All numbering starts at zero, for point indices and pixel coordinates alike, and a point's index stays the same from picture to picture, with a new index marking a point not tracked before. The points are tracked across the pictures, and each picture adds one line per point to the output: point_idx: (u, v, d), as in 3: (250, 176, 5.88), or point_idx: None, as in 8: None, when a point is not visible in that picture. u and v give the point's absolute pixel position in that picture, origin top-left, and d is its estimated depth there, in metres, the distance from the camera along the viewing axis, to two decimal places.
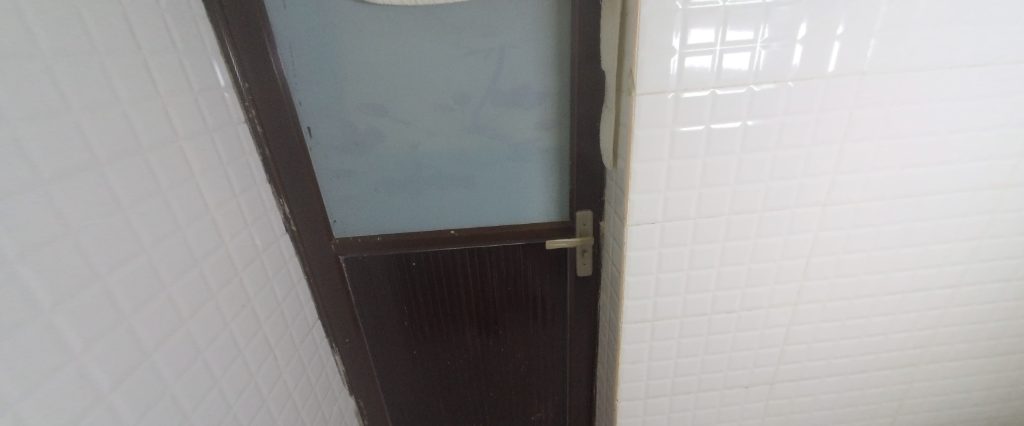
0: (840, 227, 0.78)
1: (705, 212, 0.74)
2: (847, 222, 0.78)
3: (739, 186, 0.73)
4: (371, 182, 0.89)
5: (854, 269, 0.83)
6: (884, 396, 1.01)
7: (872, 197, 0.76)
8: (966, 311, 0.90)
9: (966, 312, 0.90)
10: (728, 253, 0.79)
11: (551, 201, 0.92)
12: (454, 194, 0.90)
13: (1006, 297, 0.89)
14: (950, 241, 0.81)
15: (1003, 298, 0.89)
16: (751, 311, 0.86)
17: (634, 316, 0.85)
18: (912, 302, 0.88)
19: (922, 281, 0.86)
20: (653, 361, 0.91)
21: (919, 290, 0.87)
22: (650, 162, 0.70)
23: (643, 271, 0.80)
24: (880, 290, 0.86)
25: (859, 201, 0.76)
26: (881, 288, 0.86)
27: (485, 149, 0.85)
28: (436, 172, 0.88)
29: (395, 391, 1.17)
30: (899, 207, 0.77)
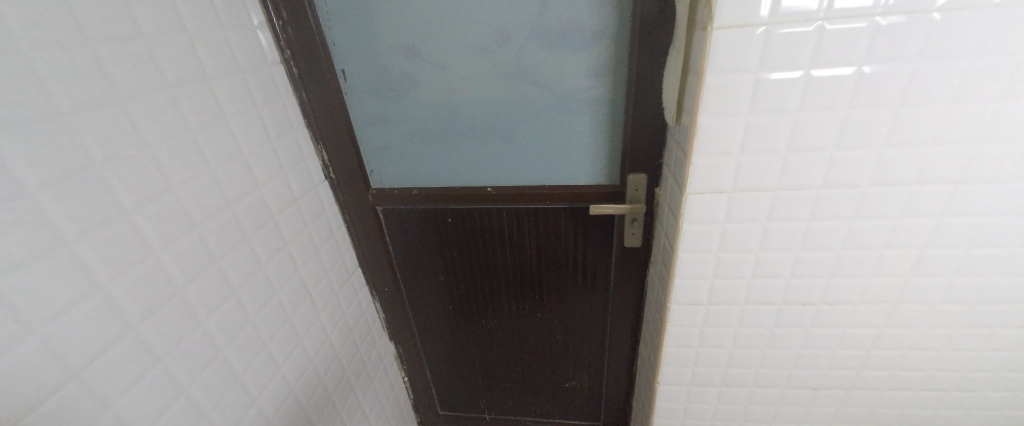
0: (974, 214, 0.60)
1: (787, 184, 0.61)
2: (985, 209, 0.60)
3: (838, 154, 0.58)
4: (406, 131, 0.84)
5: (984, 268, 0.65)
6: (994, 421, 0.83)
7: None
8: None
9: None
10: (811, 237, 0.65)
11: (599, 161, 0.81)
12: (492, 149, 0.83)
13: None
14: None
15: None
16: (833, 306, 0.72)
17: (685, 297, 0.75)
18: None
19: None
20: (703, 348, 0.81)
21: None
22: (721, 118, 0.57)
23: (700, 249, 0.68)
24: (1016, 298, 0.67)
25: (1008, 181, 0.57)
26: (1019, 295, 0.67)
27: (527, 99, 0.76)
28: (473, 123, 0.81)
29: (432, 343, 1.18)
30: None
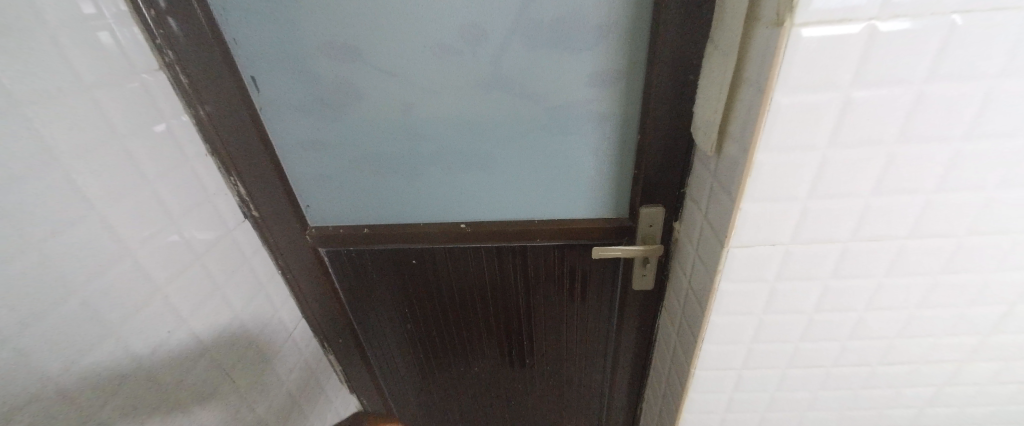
0: None
1: (863, 236, 0.46)
2: None
3: (936, 198, 0.43)
4: (350, 157, 0.64)
5: None
6: None
7: None
8: None
9: None
10: (882, 295, 0.51)
11: (603, 192, 0.63)
12: (466, 177, 0.64)
13: None
14: None
15: None
16: (892, 368, 0.59)
17: (714, 363, 0.61)
18: None
19: None
20: (730, 414, 0.68)
21: None
22: (790, 153, 0.41)
23: (738, 310, 0.54)
24: None
25: None
26: None
27: (508, 116, 0.57)
28: (438, 146, 0.61)
29: (403, 393, 1.00)
30: None
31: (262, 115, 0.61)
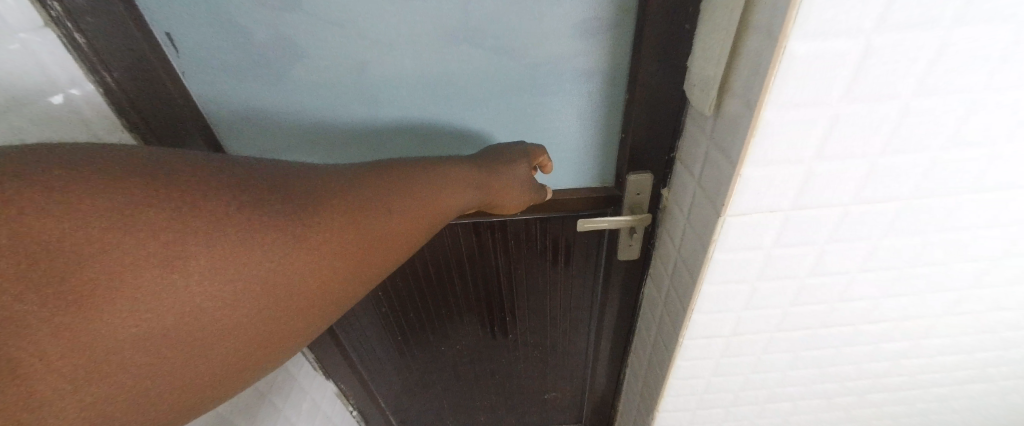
0: None
1: (863, 199, 0.44)
2: None
3: (941, 156, 0.40)
4: (298, 131, 0.54)
5: None
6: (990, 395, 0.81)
7: None
8: None
9: None
10: (873, 256, 0.50)
11: (588, 160, 0.58)
12: (438, 144, 0.56)
13: None
14: None
15: None
16: (873, 324, 0.61)
17: (702, 332, 0.60)
18: None
19: None
20: (716, 376, 0.69)
21: None
22: (798, 110, 0.37)
23: (731, 279, 0.52)
24: None
25: None
26: None
27: (487, 75, 0.49)
28: (405, 112, 0.52)
29: (384, 373, 0.97)
30: None
31: (182, 84, 0.48)
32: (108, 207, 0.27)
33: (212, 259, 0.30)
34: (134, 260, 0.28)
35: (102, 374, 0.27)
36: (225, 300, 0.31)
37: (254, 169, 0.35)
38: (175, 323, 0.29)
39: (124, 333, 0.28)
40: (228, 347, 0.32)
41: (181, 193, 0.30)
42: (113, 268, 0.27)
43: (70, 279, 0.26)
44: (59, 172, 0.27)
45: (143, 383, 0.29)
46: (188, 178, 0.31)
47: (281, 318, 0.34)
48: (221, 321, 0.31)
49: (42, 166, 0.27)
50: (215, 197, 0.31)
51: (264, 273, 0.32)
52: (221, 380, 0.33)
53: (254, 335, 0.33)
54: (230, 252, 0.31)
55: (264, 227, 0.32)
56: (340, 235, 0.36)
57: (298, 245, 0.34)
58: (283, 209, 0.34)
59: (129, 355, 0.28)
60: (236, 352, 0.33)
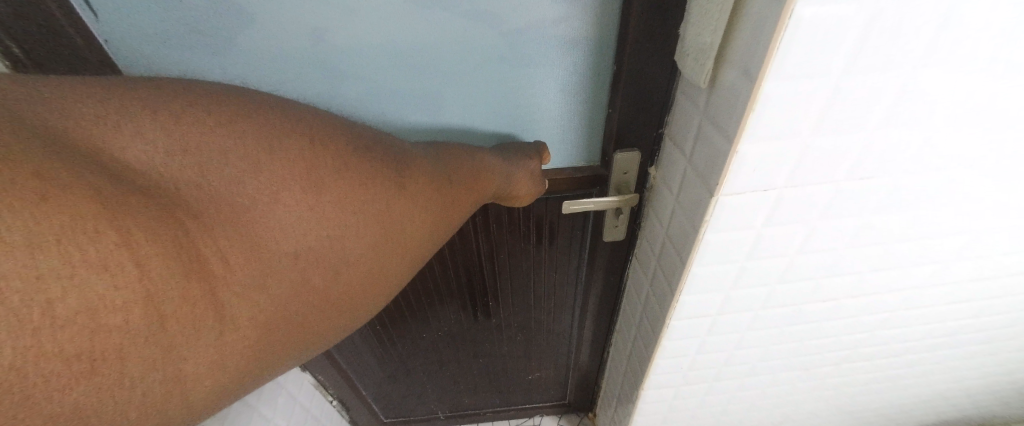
0: None
1: (858, 175, 0.42)
2: None
3: (940, 130, 0.39)
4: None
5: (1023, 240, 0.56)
6: (952, 356, 0.85)
7: None
8: None
9: None
10: (863, 232, 0.49)
11: (572, 137, 0.55)
12: (409, 124, 0.52)
13: None
14: None
15: None
16: (855, 299, 0.62)
17: (689, 313, 0.59)
18: None
19: None
20: (700, 354, 0.70)
21: None
22: (800, 82, 0.34)
23: (721, 260, 0.51)
24: None
25: None
26: None
27: (461, 45, 0.44)
28: (371, 88, 0.47)
29: (364, 362, 0.94)
30: None
31: (101, 50, 0.41)
32: (260, 138, 0.32)
33: (308, 216, 0.33)
34: (289, 186, 0.32)
35: (265, 287, 0.31)
36: (350, 231, 0.35)
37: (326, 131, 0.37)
38: (316, 245, 0.33)
39: (282, 249, 0.32)
40: (350, 276, 0.36)
41: (299, 139, 0.34)
42: (272, 189, 0.31)
43: (233, 196, 0.30)
44: (218, 110, 0.32)
45: (286, 302, 0.33)
46: (302, 126, 0.35)
47: (384, 255, 0.38)
48: (346, 251, 0.35)
49: (197, 105, 0.31)
50: (336, 144, 0.36)
51: (378, 210, 0.37)
52: (321, 313, 0.36)
53: (365, 270, 0.37)
54: (353, 190, 0.35)
55: (371, 176, 0.37)
56: (425, 188, 0.41)
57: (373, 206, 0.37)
58: (383, 162, 0.39)
59: (284, 271, 0.32)
60: (354, 283, 0.37)
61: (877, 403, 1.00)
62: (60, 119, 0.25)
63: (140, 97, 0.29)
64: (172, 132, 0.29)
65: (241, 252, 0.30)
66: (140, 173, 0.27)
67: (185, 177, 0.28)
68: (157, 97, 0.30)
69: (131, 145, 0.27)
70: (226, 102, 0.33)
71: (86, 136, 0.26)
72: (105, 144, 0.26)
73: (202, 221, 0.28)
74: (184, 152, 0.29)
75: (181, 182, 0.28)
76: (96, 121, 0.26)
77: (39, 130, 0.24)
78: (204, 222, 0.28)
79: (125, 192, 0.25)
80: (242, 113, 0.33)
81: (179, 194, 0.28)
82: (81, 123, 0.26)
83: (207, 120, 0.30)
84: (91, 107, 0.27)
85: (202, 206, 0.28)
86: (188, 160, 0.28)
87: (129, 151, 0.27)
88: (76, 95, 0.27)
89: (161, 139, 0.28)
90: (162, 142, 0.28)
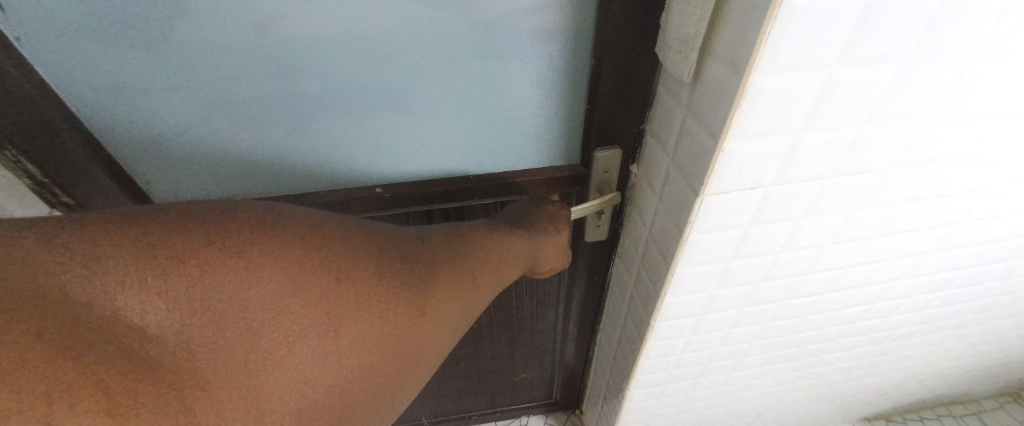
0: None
1: (846, 170, 0.41)
2: None
3: (929, 121, 0.38)
4: (198, 106, 0.43)
5: (996, 229, 0.56)
6: (925, 342, 0.87)
7: None
8: None
9: None
10: (848, 228, 0.49)
11: (551, 134, 0.52)
12: (379, 123, 0.48)
13: None
14: None
15: None
16: (836, 294, 0.61)
17: (674, 313, 0.58)
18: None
19: None
20: (686, 352, 0.69)
21: None
22: (792, 74, 0.32)
23: (707, 260, 0.49)
24: (1002, 249, 0.62)
25: None
26: (1008, 245, 0.61)
27: (431, 38, 0.41)
28: (335, 86, 0.43)
29: None
30: None
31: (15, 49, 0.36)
32: (285, 273, 0.26)
33: (320, 375, 0.27)
34: (308, 333, 0.26)
35: None
36: (370, 370, 0.30)
37: (338, 252, 0.30)
38: (333, 395, 0.28)
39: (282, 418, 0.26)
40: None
41: (316, 275, 0.27)
42: (290, 339, 0.26)
43: (235, 362, 0.24)
44: (248, 241, 0.26)
45: None
46: (318, 248, 0.29)
47: (400, 383, 0.33)
48: (352, 405, 0.29)
49: (193, 225, 0.24)
50: (366, 264, 0.31)
51: (401, 339, 0.32)
52: None
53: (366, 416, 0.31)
54: (380, 321, 0.30)
55: (389, 308, 0.31)
56: (447, 303, 0.36)
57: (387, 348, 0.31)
58: (409, 271, 0.34)
59: None
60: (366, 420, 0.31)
61: (854, 388, 1.02)
62: (77, 283, 0.21)
63: (181, 234, 0.24)
64: (172, 273, 0.22)
65: None
66: (155, 342, 0.22)
67: (201, 341, 0.23)
68: (196, 231, 0.24)
69: (150, 307, 0.22)
70: (256, 225, 0.27)
71: (101, 305, 0.21)
72: (123, 311, 0.21)
73: (208, 391, 0.23)
74: (203, 308, 0.23)
75: (194, 346, 0.23)
76: (120, 282, 0.21)
77: (30, 282, 0.20)
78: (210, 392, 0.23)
79: (107, 360, 0.20)
80: (243, 240, 0.25)
81: (191, 363, 0.23)
82: (79, 254, 0.21)
83: (234, 262, 0.24)
84: (122, 258, 0.22)
85: (212, 373, 0.23)
86: (204, 317, 0.23)
87: (145, 315, 0.22)
88: (107, 239, 0.22)
89: (158, 276, 0.22)
90: (185, 301, 0.23)
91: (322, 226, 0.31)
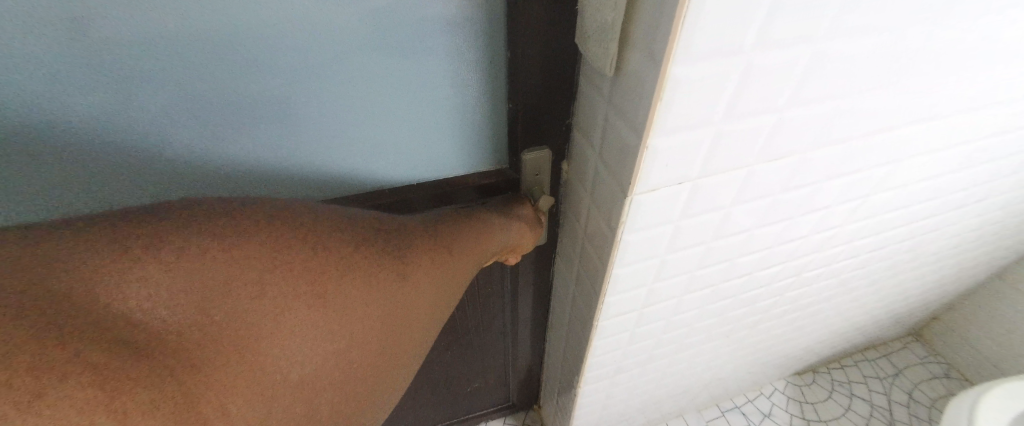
0: (923, 149, 0.51)
1: (769, 157, 0.41)
2: (936, 140, 0.50)
3: (841, 103, 0.38)
4: (9, 138, 0.33)
5: (897, 199, 0.61)
6: (843, 302, 0.95)
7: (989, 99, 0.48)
8: (960, 215, 0.78)
9: (960, 215, 0.78)
10: (773, 212, 0.49)
11: (473, 134, 0.48)
12: (282, 134, 0.41)
13: (1003, 194, 0.77)
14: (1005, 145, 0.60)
15: (1000, 196, 0.77)
16: (765, 272, 0.64)
17: (616, 311, 0.56)
18: (923, 218, 0.72)
19: (948, 196, 0.67)
20: (632, 343, 0.68)
21: (941, 203, 0.69)
22: (712, 65, 0.30)
23: (644, 256, 0.47)
24: (904, 214, 0.67)
25: (971, 106, 0.47)
26: (908, 211, 0.66)
27: (322, 32, 0.35)
28: (213, 96, 0.36)
29: None
30: (992, 116, 0.51)
31: None
32: (274, 250, 0.28)
33: (323, 336, 0.30)
34: (296, 302, 0.28)
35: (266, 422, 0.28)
36: (356, 344, 0.31)
37: (328, 231, 0.32)
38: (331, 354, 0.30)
39: (293, 374, 0.28)
40: (357, 391, 0.33)
41: (308, 246, 0.30)
42: (283, 302, 0.28)
43: (246, 318, 0.26)
44: (227, 227, 0.27)
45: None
46: (306, 227, 0.31)
47: (390, 360, 0.35)
48: (354, 366, 0.32)
49: (189, 221, 0.27)
50: (343, 242, 0.32)
51: (383, 309, 0.33)
52: None
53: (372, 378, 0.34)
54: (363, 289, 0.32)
55: (380, 275, 0.33)
56: (437, 273, 0.38)
57: (382, 312, 0.33)
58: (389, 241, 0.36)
59: (288, 404, 0.28)
60: (361, 397, 0.34)
61: (786, 350, 1.10)
62: (58, 279, 0.22)
63: (157, 230, 0.26)
64: (164, 257, 0.25)
65: (244, 395, 0.26)
66: (140, 324, 0.23)
67: (187, 319, 0.24)
68: (173, 226, 0.26)
69: (129, 292, 0.23)
70: (230, 219, 0.28)
71: (85, 294, 0.22)
72: (108, 299, 0.23)
73: (199, 368, 0.24)
74: (185, 290, 0.25)
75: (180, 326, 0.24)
76: (95, 275, 0.23)
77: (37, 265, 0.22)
78: (212, 370, 0.25)
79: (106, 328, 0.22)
80: (238, 224, 0.28)
81: (180, 340, 0.24)
82: (75, 245, 0.23)
83: (208, 247, 0.26)
84: (95, 254, 0.23)
85: (200, 349, 0.24)
86: (188, 297, 0.25)
87: (129, 299, 0.23)
88: (70, 248, 0.23)
89: (141, 256, 0.24)
90: (165, 284, 0.24)
91: (310, 212, 0.34)
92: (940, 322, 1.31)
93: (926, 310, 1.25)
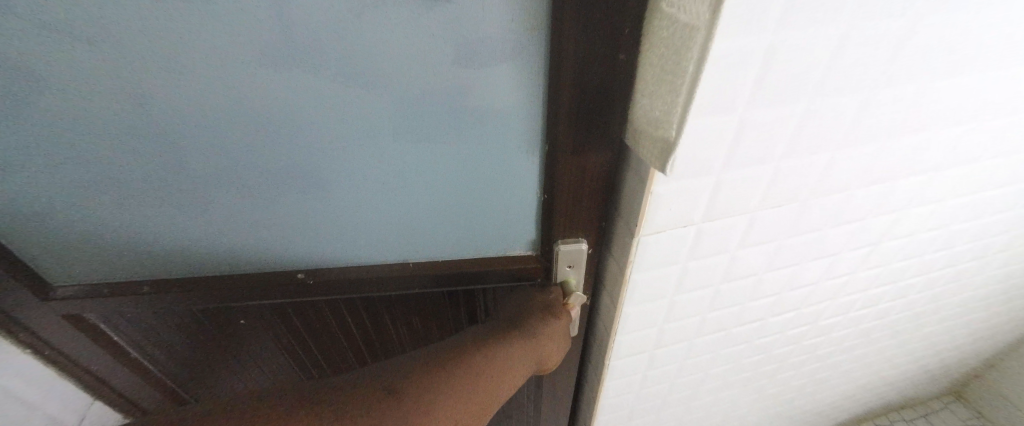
0: (929, 197, 0.52)
1: (770, 203, 0.43)
2: (942, 189, 0.52)
3: (837, 154, 0.40)
4: (72, 189, 0.38)
5: (910, 247, 0.61)
6: (869, 353, 0.91)
7: (991, 151, 0.49)
8: (984, 264, 0.76)
9: (984, 265, 0.76)
10: (780, 256, 0.50)
11: (503, 221, 0.45)
12: (304, 207, 0.42)
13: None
14: (1020, 194, 0.60)
15: (1023, 244, 0.75)
16: (779, 318, 0.63)
17: (627, 351, 0.57)
18: (942, 267, 0.71)
19: (966, 245, 0.67)
20: (645, 387, 0.68)
21: (961, 251, 0.68)
22: (706, 119, 0.33)
23: (652, 296, 0.49)
24: (920, 263, 0.66)
25: (972, 158, 0.49)
26: (924, 259, 0.66)
27: (347, 125, 0.35)
28: (241, 168, 0.38)
29: None
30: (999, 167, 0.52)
31: None
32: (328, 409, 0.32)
33: None
34: None
35: None
36: None
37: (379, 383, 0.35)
38: None
39: None
40: None
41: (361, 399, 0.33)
42: None
43: None
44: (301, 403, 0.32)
45: None
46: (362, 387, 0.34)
47: None
48: None
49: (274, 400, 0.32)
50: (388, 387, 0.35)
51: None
52: None
53: None
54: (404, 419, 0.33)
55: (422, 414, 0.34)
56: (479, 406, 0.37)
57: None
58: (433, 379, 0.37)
59: None
60: None
61: (811, 403, 1.05)
62: None
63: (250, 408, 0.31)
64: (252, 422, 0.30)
65: None
66: None
67: None
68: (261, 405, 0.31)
69: None
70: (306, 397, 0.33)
71: None
72: None
73: None
74: None
75: None
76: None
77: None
78: None
79: None
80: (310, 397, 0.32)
81: None
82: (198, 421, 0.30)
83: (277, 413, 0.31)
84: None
85: None
86: None
87: None
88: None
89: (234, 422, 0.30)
90: None
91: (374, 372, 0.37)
92: (980, 381, 1.23)
93: (964, 365, 1.19)
